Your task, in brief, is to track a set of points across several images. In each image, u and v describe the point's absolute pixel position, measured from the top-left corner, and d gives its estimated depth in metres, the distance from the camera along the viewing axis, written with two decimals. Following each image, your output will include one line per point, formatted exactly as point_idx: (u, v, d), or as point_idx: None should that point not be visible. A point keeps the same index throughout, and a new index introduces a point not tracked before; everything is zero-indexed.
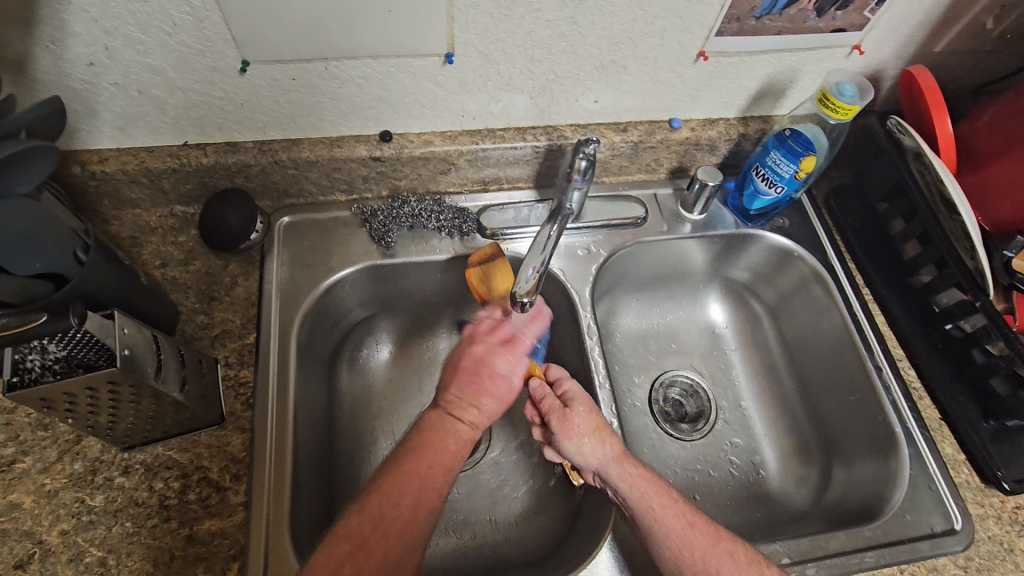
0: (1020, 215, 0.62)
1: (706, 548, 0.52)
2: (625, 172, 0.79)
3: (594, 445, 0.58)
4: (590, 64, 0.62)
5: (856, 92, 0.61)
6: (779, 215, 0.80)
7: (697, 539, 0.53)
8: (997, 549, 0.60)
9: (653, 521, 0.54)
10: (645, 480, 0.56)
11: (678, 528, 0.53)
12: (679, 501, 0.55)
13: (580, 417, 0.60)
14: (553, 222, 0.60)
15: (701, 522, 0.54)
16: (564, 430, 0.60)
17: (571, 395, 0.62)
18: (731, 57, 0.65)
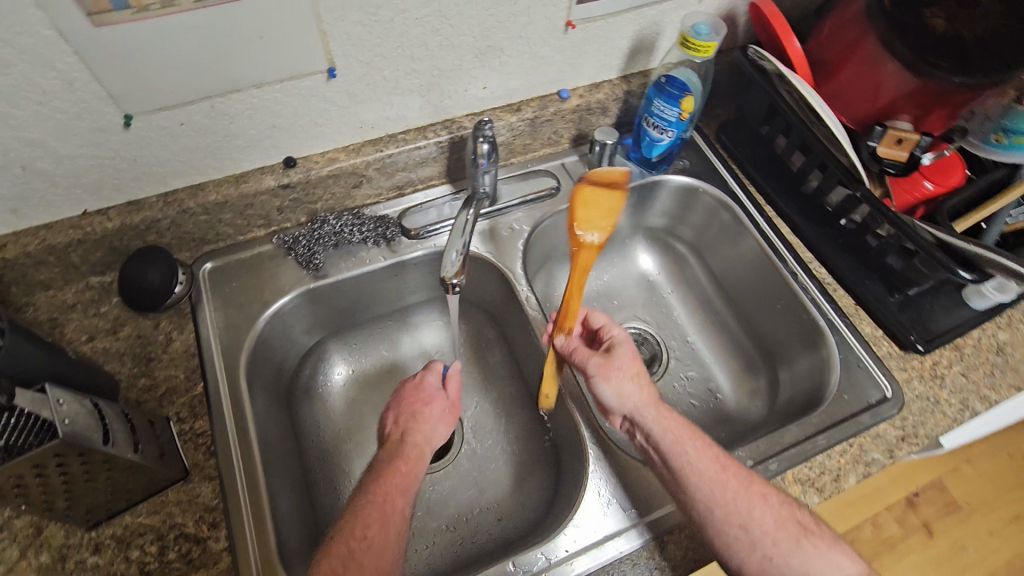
0: (877, 109, 0.69)
1: (742, 492, 0.55)
2: (531, 149, 0.82)
3: (633, 387, 0.62)
4: (469, 53, 0.66)
5: (711, 30, 0.66)
6: (679, 158, 0.85)
7: (732, 480, 0.55)
8: (927, 405, 0.67)
9: (686, 462, 0.57)
10: (681, 427, 0.59)
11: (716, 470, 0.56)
12: (715, 449, 0.58)
13: (622, 361, 0.64)
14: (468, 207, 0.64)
15: (737, 467, 0.57)
16: (606, 372, 0.64)
17: (615, 341, 0.66)
18: (597, 20, 0.69)
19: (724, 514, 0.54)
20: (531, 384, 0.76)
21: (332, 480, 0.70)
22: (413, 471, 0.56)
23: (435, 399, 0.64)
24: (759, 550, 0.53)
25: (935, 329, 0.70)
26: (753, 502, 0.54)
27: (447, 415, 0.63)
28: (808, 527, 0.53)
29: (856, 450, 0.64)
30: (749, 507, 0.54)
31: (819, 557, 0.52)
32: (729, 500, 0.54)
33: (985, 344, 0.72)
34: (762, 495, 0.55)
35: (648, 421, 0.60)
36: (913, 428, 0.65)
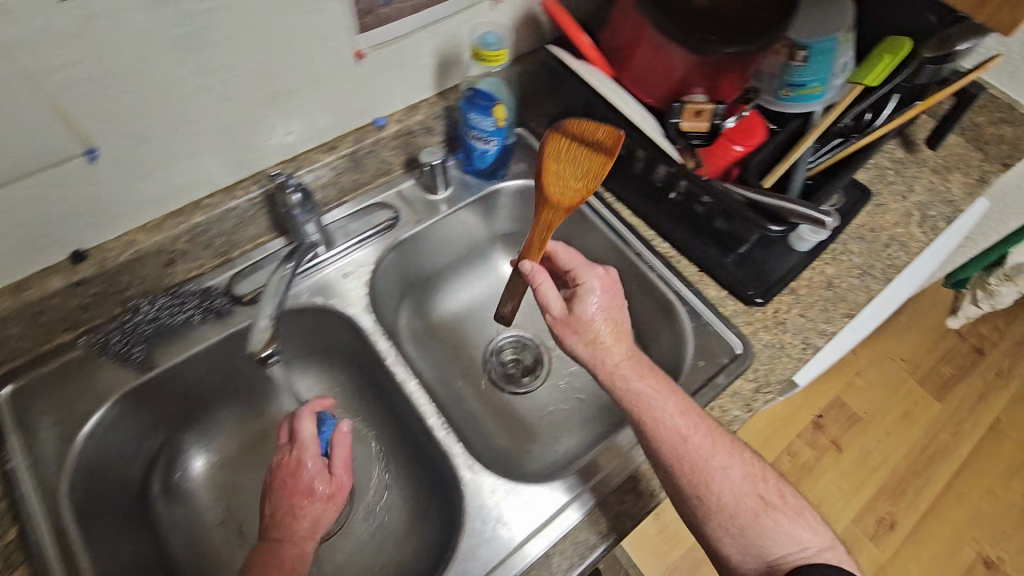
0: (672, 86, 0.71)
1: (709, 464, 0.59)
2: (362, 183, 0.79)
3: (602, 354, 0.63)
4: (255, 101, 0.61)
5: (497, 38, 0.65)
6: (517, 161, 0.85)
7: (703, 450, 0.59)
8: (774, 351, 0.72)
9: (650, 433, 0.60)
10: (653, 389, 0.61)
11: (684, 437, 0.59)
12: (691, 418, 0.60)
13: (596, 317, 0.65)
14: (284, 263, 0.66)
15: (712, 435, 0.60)
16: (576, 328, 0.65)
17: (587, 289, 0.67)
18: (390, 45, 0.67)
19: (689, 478, 0.59)
20: (407, 425, 0.72)
21: None
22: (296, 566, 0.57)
23: (319, 491, 0.62)
24: (717, 516, 0.59)
25: (768, 280, 0.75)
26: (716, 472, 0.59)
27: (333, 501, 0.63)
28: (769, 502, 0.59)
29: (717, 414, 0.67)
30: (711, 481, 0.59)
31: (779, 528, 0.58)
32: (689, 471, 0.59)
33: (815, 282, 0.78)
34: (725, 469, 0.59)
35: (626, 378, 0.62)
36: (765, 377, 0.70)
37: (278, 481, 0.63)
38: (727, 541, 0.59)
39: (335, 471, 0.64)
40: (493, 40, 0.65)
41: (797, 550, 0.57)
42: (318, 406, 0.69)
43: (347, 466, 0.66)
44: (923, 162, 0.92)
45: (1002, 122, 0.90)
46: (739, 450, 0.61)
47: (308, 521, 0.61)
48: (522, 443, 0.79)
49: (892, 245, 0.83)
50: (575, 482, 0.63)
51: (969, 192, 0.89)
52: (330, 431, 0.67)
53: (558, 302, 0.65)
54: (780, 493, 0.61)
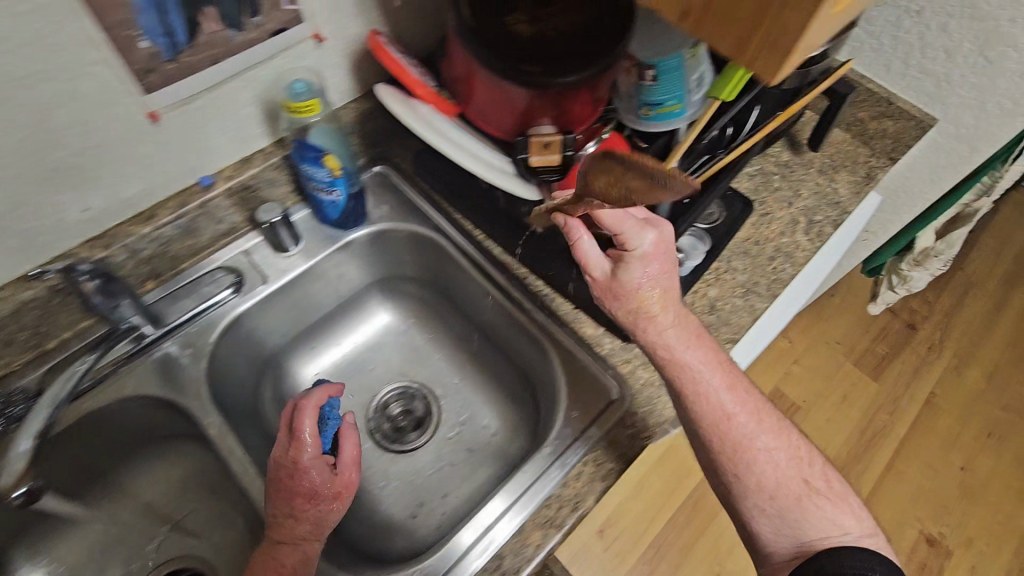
0: (518, 117, 0.65)
1: (751, 445, 0.61)
2: (200, 247, 0.72)
3: (659, 324, 0.62)
4: (28, 183, 0.54)
5: (309, 86, 0.59)
6: (379, 204, 0.80)
7: (757, 426, 0.62)
8: (653, 391, 0.68)
9: (699, 411, 0.61)
10: (703, 360, 0.62)
11: (728, 413, 0.61)
12: (735, 395, 0.62)
13: (642, 280, 0.61)
14: (82, 356, 0.59)
15: (754, 415, 0.62)
16: (618, 292, 0.61)
17: (636, 258, 0.60)
18: (195, 99, 0.60)
19: (727, 457, 0.61)
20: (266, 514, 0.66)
21: None
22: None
23: (323, 493, 0.59)
24: (758, 497, 0.61)
25: None
26: (765, 446, 0.61)
27: (339, 500, 0.60)
28: (813, 487, 0.61)
29: (591, 468, 0.63)
30: (753, 462, 0.60)
31: (817, 514, 0.60)
32: (731, 455, 0.61)
33: (697, 307, 0.74)
34: (769, 450, 0.61)
35: (670, 347, 0.62)
36: (643, 421, 0.66)
37: (290, 478, 0.59)
38: (762, 522, 0.61)
39: (339, 470, 0.62)
40: (304, 88, 0.58)
41: (838, 536, 0.59)
42: (320, 399, 0.64)
43: (355, 461, 0.63)
44: (809, 164, 0.89)
45: (883, 117, 0.87)
46: (785, 430, 0.63)
47: (321, 526, 0.58)
48: (406, 510, 0.73)
49: (777, 258, 0.80)
50: (513, 486, 0.62)
51: (856, 191, 0.87)
52: (334, 429, 0.65)
53: (596, 258, 0.61)
54: (824, 477, 0.62)
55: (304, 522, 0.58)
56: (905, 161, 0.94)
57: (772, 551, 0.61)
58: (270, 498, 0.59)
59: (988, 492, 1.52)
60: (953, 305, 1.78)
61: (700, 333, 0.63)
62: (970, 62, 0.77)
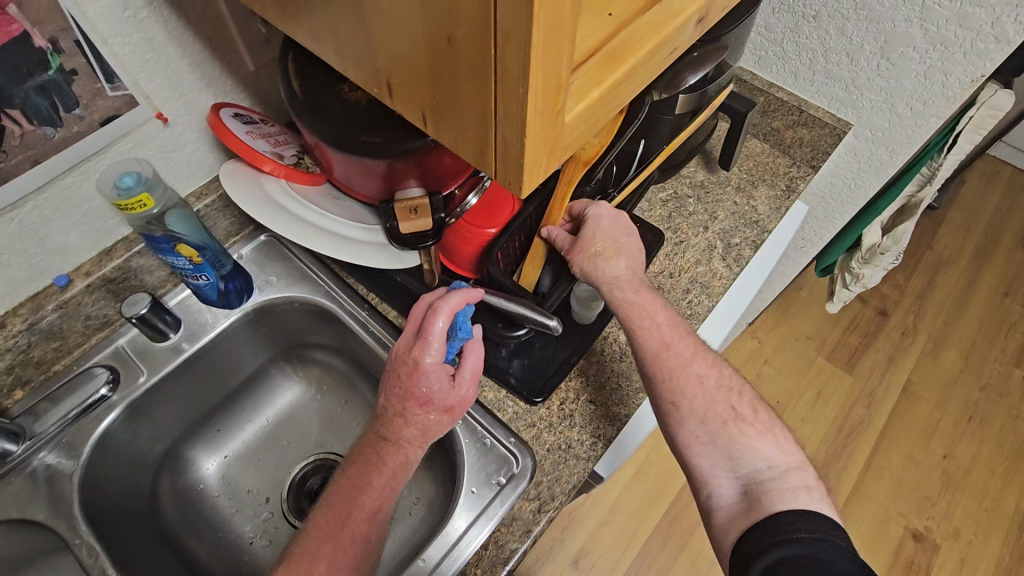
0: (381, 185, 0.60)
1: (687, 371, 0.60)
2: (70, 347, 0.67)
3: (604, 265, 0.62)
4: None
5: (138, 180, 0.56)
6: (266, 273, 0.75)
7: (691, 353, 0.61)
8: (558, 456, 0.63)
9: (642, 339, 0.61)
10: (645, 298, 0.62)
11: (664, 343, 0.61)
12: (678, 329, 0.62)
13: (599, 233, 0.62)
14: None
15: (690, 347, 0.61)
16: (581, 246, 0.62)
17: (592, 216, 0.63)
18: (25, 203, 0.56)
19: (663, 387, 0.60)
20: None
21: None
22: (387, 485, 0.56)
23: (436, 402, 0.55)
24: (688, 420, 0.59)
25: (546, 373, 0.65)
26: (698, 373, 0.60)
27: (449, 414, 0.57)
28: (739, 414, 0.59)
29: (493, 552, 0.59)
30: (688, 389, 0.59)
31: (748, 440, 0.58)
32: (668, 381, 0.60)
33: (607, 355, 0.69)
34: (698, 375, 0.60)
35: (622, 288, 0.62)
36: (548, 492, 0.61)
37: (408, 391, 0.55)
38: (696, 453, 0.59)
39: (458, 384, 0.56)
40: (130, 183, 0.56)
41: (764, 469, 0.56)
42: (457, 304, 0.54)
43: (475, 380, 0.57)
44: (725, 182, 0.84)
45: (797, 125, 0.83)
46: (715, 362, 0.62)
47: (431, 426, 0.56)
48: None
49: (693, 290, 0.75)
50: (478, 497, 0.61)
51: (776, 206, 0.82)
52: (460, 342, 0.57)
53: (564, 235, 0.63)
54: (750, 404, 0.60)
55: (412, 428, 0.56)
56: (829, 165, 0.89)
57: (710, 492, 0.58)
58: (392, 388, 0.56)
59: (971, 477, 1.48)
60: (924, 287, 1.73)
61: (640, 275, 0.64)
62: (873, 65, 0.73)
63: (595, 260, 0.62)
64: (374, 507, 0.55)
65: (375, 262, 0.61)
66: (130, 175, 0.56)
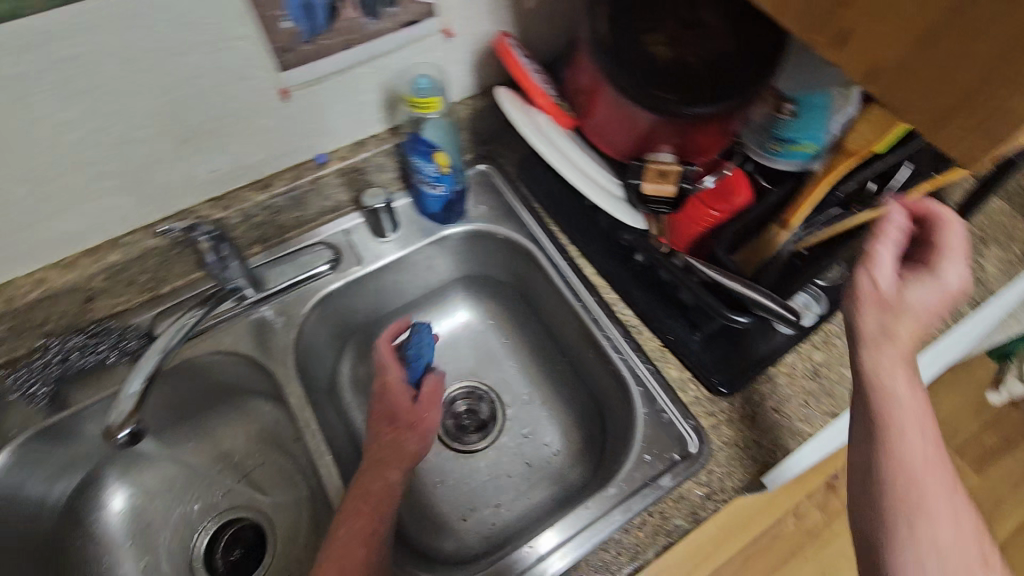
0: (640, 141, 0.62)
1: (939, 499, 0.46)
2: (306, 220, 0.74)
3: (908, 332, 0.45)
4: (166, 142, 0.58)
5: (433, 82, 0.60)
6: (478, 203, 0.79)
7: (922, 482, 0.46)
8: (735, 452, 0.62)
9: (902, 441, 0.46)
10: (921, 401, 0.46)
11: (910, 460, 0.46)
12: (935, 439, 0.47)
13: (925, 300, 0.45)
14: (193, 309, 0.60)
15: (934, 462, 0.46)
16: (885, 332, 0.45)
17: (938, 282, 0.45)
18: (325, 81, 0.62)
19: (891, 507, 0.46)
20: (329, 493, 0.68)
21: None
22: (388, 492, 0.59)
23: (401, 418, 0.64)
24: (901, 554, 0.45)
25: (737, 365, 0.65)
26: (922, 524, 0.45)
27: (419, 430, 0.63)
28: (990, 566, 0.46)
29: (656, 520, 0.60)
30: (934, 519, 0.46)
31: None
32: (907, 497, 0.46)
33: (800, 370, 0.67)
34: (958, 509, 0.47)
35: (905, 376, 0.46)
36: (720, 483, 0.61)
37: (382, 412, 0.65)
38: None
39: (422, 404, 0.66)
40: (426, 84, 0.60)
41: None
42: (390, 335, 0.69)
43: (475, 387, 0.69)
44: None
45: None
46: (945, 470, 0.47)
47: (411, 444, 0.62)
48: (457, 510, 0.74)
49: None
50: (653, 467, 0.63)
51: (1007, 270, 0.76)
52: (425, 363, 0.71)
53: (891, 266, 0.45)
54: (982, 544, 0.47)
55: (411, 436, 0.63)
56: None
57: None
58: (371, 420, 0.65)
59: None
60: None
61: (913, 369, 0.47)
62: None
63: (889, 333, 0.45)
64: (373, 525, 0.56)
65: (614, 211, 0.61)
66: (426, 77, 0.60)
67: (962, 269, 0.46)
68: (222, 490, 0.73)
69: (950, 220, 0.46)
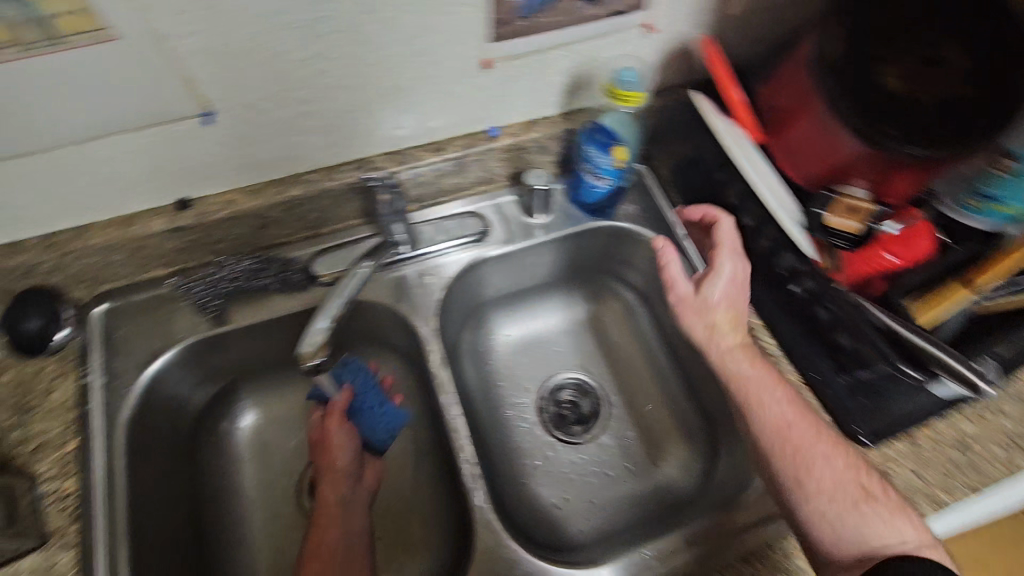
0: (834, 169, 0.60)
1: (814, 452, 0.57)
2: (461, 188, 0.76)
3: (738, 355, 0.63)
4: (370, 93, 0.60)
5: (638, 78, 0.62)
6: (627, 202, 0.79)
7: (809, 418, 0.59)
8: None
9: (813, 461, 0.56)
10: (787, 405, 0.60)
11: (777, 385, 0.61)
12: (791, 397, 0.60)
13: (723, 301, 0.66)
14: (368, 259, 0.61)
15: (803, 403, 0.60)
16: (698, 311, 0.67)
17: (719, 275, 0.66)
18: (524, 58, 0.63)
19: (775, 455, 0.58)
20: (445, 451, 0.70)
21: (225, 536, 0.68)
22: (324, 525, 0.63)
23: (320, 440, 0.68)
24: (784, 471, 0.57)
25: (885, 419, 0.62)
26: (818, 446, 0.57)
27: (333, 449, 0.67)
28: (874, 496, 0.54)
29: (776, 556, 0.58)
30: (814, 472, 0.56)
31: (870, 522, 0.53)
32: (795, 449, 0.57)
33: (946, 438, 0.62)
34: (873, 508, 0.54)
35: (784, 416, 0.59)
36: None
37: (315, 447, 0.69)
38: (817, 528, 0.55)
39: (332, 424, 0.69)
40: (632, 78, 0.61)
41: (895, 545, 0.52)
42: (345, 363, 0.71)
43: (352, 448, 0.68)
44: None
45: None
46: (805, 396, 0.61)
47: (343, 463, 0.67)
48: (557, 497, 0.75)
49: None
50: None
51: None
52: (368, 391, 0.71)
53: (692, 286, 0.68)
54: (883, 482, 0.56)
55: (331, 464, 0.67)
56: None
57: (831, 559, 0.54)
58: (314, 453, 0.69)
59: None
60: None
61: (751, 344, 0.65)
62: None
63: (711, 331, 0.66)
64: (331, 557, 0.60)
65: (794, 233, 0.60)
66: (634, 70, 0.62)
67: (734, 257, 0.67)
68: None
69: (731, 228, 0.68)
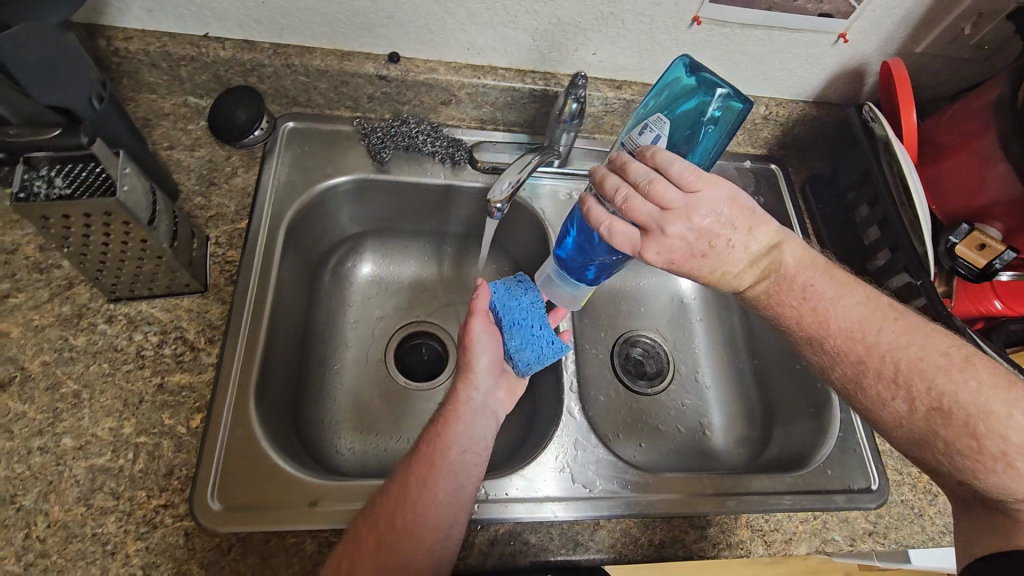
0: (972, 207, 0.67)
1: (881, 407, 0.53)
2: (616, 131, 0.83)
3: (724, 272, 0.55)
4: (592, 13, 0.67)
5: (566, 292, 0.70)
6: (756, 194, 0.84)
7: (886, 363, 0.52)
8: (907, 513, 0.66)
9: (883, 405, 0.53)
10: (826, 301, 0.54)
11: (830, 335, 0.54)
12: (847, 326, 0.54)
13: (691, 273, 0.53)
14: (534, 152, 0.64)
15: (862, 343, 0.53)
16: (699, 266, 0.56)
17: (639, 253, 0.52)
18: (728, 27, 0.69)
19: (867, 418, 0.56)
20: None
21: (327, 355, 0.75)
22: (403, 519, 0.52)
23: (481, 325, 0.64)
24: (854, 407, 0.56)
25: None
26: (878, 388, 0.53)
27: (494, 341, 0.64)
28: (968, 440, 0.49)
29: (819, 523, 0.64)
30: (879, 411, 0.53)
31: (962, 461, 0.50)
32: (868, 411, 0.54)
33: None
34: (881, 399, 0.53)
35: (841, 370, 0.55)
36: (885, 527, 0.65)
37: (459, 376, 0.63)
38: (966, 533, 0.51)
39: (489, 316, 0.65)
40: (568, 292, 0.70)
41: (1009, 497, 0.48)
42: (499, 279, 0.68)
43: (492, 354, 0.64)
44: None
45: None
46: (878, 310, 0.54)
47: (483, 371, 0.63)
48: (609, 429, 0.80)
49: None
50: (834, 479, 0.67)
51: None
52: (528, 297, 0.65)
53: None
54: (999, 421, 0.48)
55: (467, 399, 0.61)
56: None
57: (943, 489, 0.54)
58: (455, 379, 0.63)
59: None
60: None
61: (800, 270, 0.54)
62: None
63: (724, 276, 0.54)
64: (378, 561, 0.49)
65: (925, 253, 0.66)
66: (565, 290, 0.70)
67: (654, 249, 0.51)
68: (442, 301, 0.83)
69: (601, 215, 0.52)
